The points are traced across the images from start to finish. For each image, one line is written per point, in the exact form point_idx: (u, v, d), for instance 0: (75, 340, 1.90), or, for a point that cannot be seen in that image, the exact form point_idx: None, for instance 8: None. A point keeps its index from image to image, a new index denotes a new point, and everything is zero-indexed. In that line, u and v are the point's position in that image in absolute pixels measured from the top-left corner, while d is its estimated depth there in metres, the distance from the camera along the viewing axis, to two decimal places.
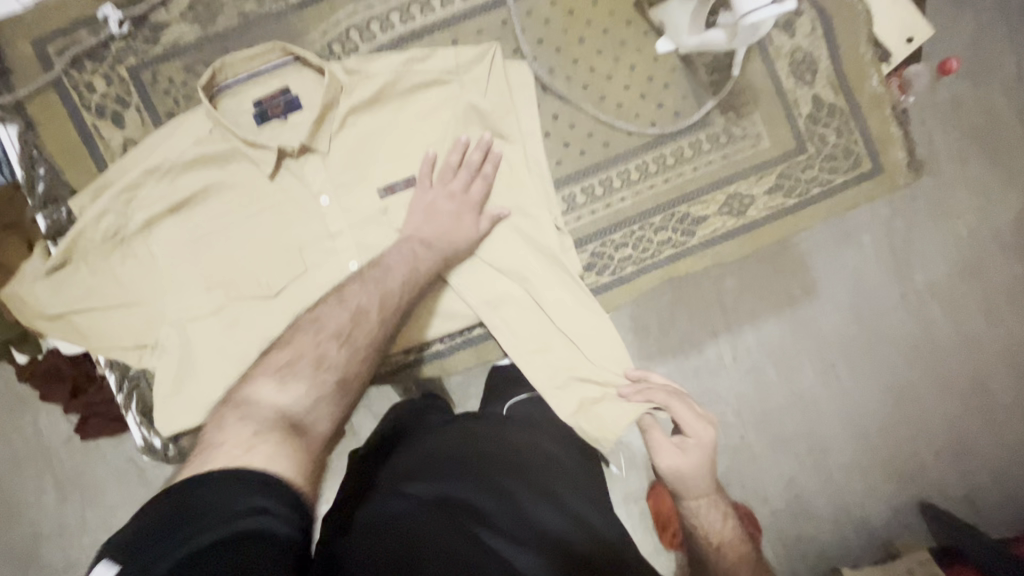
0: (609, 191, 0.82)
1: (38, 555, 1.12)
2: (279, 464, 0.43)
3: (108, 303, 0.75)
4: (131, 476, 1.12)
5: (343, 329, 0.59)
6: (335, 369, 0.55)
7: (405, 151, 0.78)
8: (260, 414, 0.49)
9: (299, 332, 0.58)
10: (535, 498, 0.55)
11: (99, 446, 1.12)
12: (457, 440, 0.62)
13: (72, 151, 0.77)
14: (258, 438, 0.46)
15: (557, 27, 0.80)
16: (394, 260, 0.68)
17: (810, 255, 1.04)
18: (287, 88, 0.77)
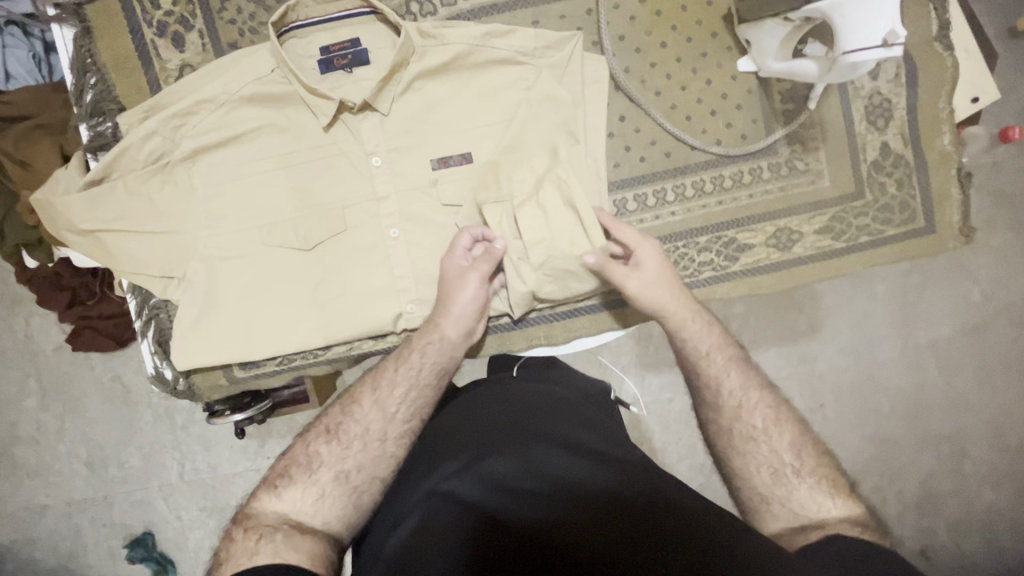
0: (660, 202, 0.81)
1: (12, 454, 1.12)
2: (286, 557, 0.50)
3: (141, 228, 0.73)
4: (119, 393, 1.12)
5: (335, 424, 0.61)
6: (334, 463, 0.58)
7: (466, 126, 0.76)
8: (266, 522, 0.53)
9: (310, 433, 0.61)
10: (542, 450, 0.54)
11: (91, 358, 1.11)
12: (461, 416, 0.63)
13: (125, 64, 0.74)
14: (264, 538, 0.51)
15: (642, 26, 0.78)
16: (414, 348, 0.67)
17: (826, 296, 1.04)
18: (358, 40, 0.74)
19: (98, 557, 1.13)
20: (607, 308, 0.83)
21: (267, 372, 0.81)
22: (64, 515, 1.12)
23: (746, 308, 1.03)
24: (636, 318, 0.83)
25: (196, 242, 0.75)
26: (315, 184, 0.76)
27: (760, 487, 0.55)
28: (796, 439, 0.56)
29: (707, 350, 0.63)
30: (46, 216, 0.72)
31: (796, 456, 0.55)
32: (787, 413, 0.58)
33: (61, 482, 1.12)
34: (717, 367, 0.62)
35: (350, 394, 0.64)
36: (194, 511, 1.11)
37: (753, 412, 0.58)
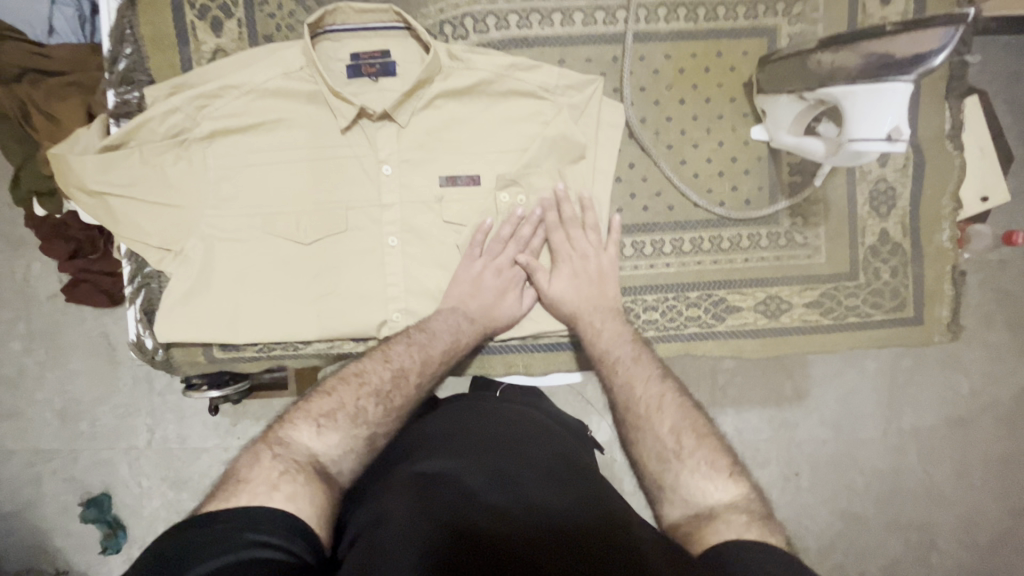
0: (656, 252, 0.82)
1: None
2: (301, 505, 0.48)
3: (147, 197, 0.75)
4: (102, 350, 1.13)
5: (383, 387, 0.63)
6: (374, 428, 0.60)
7: (477, 149, 0.78)
8: (293, 456, 0.53)
9: (342, 384, 0.62)
10: (524, 476, 0.54)
11: (83, 311, 1.12)
12: (434, 431, 0.63)
13: (161, 40, 0.76)
14: (284, 480, 0.50)
15: (666, 82, 0.79)
16: (440, 328, 0.72)
17: (814, 366, 1.04)
18: (388, 52, 0.76)
19: (52, 510, 1.12)
20: None
21: (246, 357, 0.82)
22: (27, 463, 1.12)
23: (733, 364, 1.03)
24: None
25: (199, 219, 0.76)
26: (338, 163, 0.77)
27: (648, 468, 0.58)
28: (680, 425, 0.58)
29: (608, 348, 0.70)
30: (59, 172, 0.74)
31: (676, 440, 0.57)
32: (674, 401, 0.61)
33: (29, 429, 1.12)
34: (624, 366, 0.66)
35: (391, 355, 0.67)
36: (155, 479, 1.11)
37: (640, 403, 0.61)
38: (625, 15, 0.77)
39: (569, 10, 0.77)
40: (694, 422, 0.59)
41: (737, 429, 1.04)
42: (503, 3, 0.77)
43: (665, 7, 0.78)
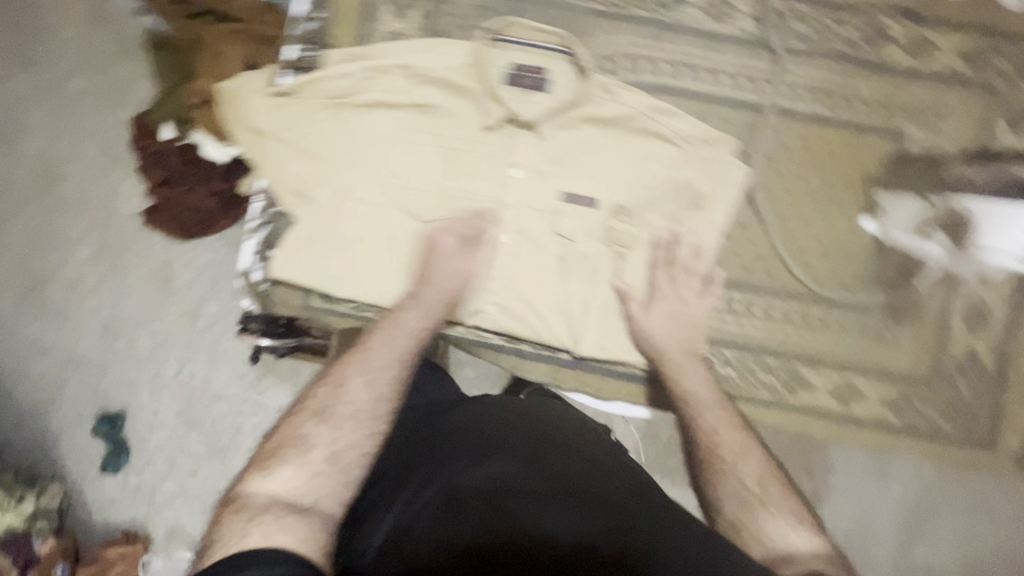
0: (746, 312, 0.84)
1: None
2: (278, 538, 0.52)
3: (297, 147, 0.81)
4: (158, 269, 1.04)
5: (325, 407, 0.63)
6: (332, 442, 0.61)
7: (603, 175, 0.83)
8: (252, 505, 0.56)
9: (287, 423, 0.63)
10: (548, 466, 0.57)
11: None
12: (469, 415, 0.68)
13: (350, 13, 0.83)
14: (253, 520, 0.54)
15: (793, 156, 0.83)
16: (408, 322, 0.74)
17: None
18: (548, 70, 0.82)
19: (68, 415, 1.03)
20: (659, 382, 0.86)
21: (339, 312, 0.85)
22: (55, 366, 1.03)
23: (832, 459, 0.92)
24: None
25: (334, 177, 0.81)
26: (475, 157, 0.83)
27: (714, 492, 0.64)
28: (752, 465, 0.64)
29: (693, 390, 0.73)
30: (228, 106, 0.82)
31: (744, 473, 0.64)
32: (742, 438, 0.67)
33: (67, 333, 1.04)
34: (703, 408, 0.71)
35: (337, 370, 0.67)
36: (172, 415, 1.02)
37: (720, 444, 0.67)
38: (770, 90, 0.82)
39: (717, 71, 0.83)
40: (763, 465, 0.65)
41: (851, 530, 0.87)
42: (658, 51, 0.83)
43: (808, 89, 0.82)
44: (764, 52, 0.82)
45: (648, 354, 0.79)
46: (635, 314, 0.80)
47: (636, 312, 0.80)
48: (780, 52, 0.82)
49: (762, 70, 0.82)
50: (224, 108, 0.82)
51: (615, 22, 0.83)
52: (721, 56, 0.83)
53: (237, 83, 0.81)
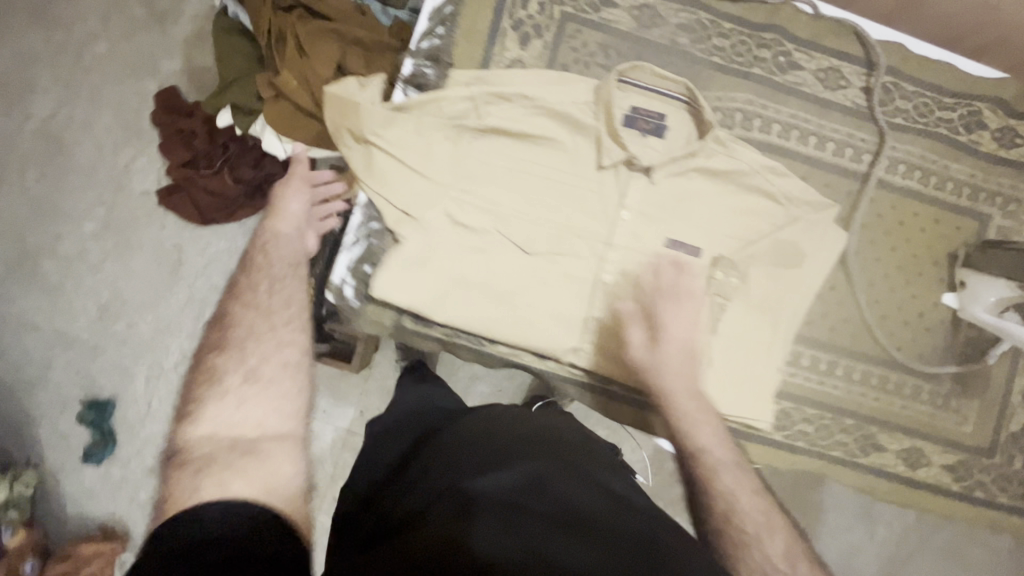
0: (829, 371, 0.87)
1: (37, 261, 1.24)
2: (236, 485, 0.53)
3: (407, 162, 0.78)
4: (170, 260, 1.24)
5: (225, 340, 0.67)
6: (256, 403, 0.61)
7: (709, 225, 0.83)
8: (197, 453, 0.57)
9: (208, 362, 0.65)
10: (563, 489, 0.50)
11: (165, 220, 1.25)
12: (489, 419, 0.62)
13: (474, 35, 0.82)
14: (204, 470, 0.55)
15: (885, 227, 0.86)
16: (277, 254, 0.78)
17: (896, 523, 1.07)
18: (665, 117, 0.82)
19: (52, 397, 1.21)
20: (747, 433, 0.87)
21: (433, 336, 0.84)
22: (46, 343, 1.22)
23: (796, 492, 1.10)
24: (760, 457, 0.87)
25: (440, 195, 0.80)
26: (585, 194, 0.83)
27: (734, 547, 0.63)
28: (766, 519, 0.65)
29: (706, 447, 0.70)
30: (333, 111, 0.79)
31: (759, 524, 0.65)
32: (749, 484, 0.68)
33: (66, 314, 1.23)
34: (722, 466, 0.68)
35: (236, 313, 0.70)
36: (167, 403, 1.22)
37: (737, 504, 0.66)
38: (871, 161, 0.86)
39: (823, 138, 0.85)
40: (758, 495, 0.67)
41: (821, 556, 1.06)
42: (772, 112, 0.85)
43: (906, 165, 0.86)
44: (869, 125, 0.86)
45: (653, 392, 0.75)
46: (639, 344, 0.77)
47: (624, 309, 0.80)
48: (885, 126, 0.85)
49: (865, 142, 0.86)
50: (329, 112, 0.79)
51: (733, 77, 0.84)
52: (828, 124, 0.86)
53: (343, 90, 0.79)
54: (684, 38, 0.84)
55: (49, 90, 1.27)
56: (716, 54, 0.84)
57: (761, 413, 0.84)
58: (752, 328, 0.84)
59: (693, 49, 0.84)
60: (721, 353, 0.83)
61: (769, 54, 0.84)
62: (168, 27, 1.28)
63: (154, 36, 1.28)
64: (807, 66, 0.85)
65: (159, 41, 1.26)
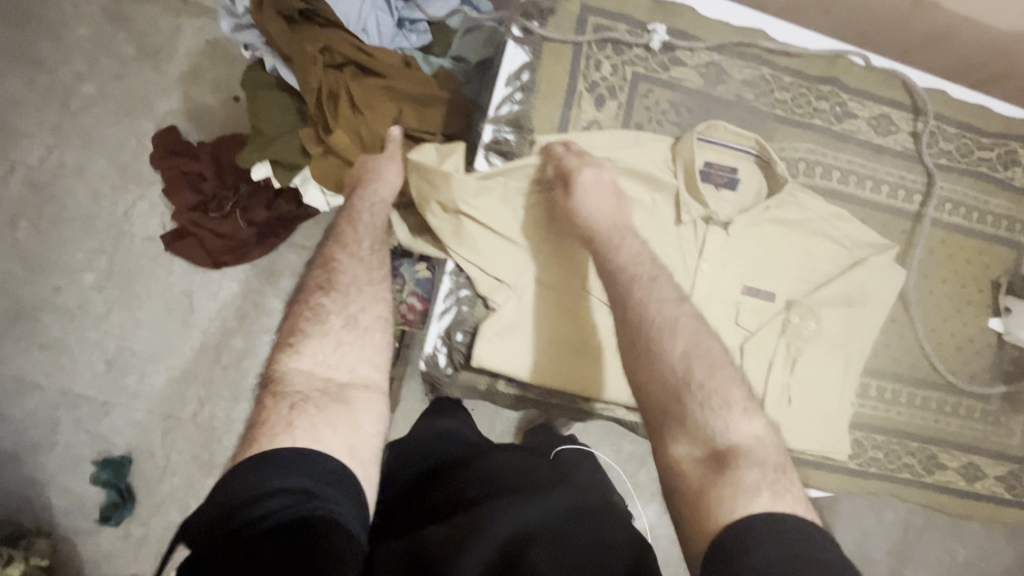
0: (894, 400, 0.93)
1: (36, 318, 1.23)
2: (324, 435, 0.56)
3: (495, 228, 0.79)
4: (181, 309, 1.26)
5: (326, 283, 0.72)
6: (354, 344, 0.67)
7: (781, 271, 0.88)
8: (295, 389, 0.61)
9: (312, 303, 0.70)
10: (575, 539, 0.57)
11: (172, 265, 1.27)
12: (508, 465, 0.67)
13: (554, 98, 0.83)
14: (299, 407, 0.58)
15: (936, 261, 0.93)
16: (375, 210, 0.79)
17: None
18: (736, 170, 0.87)
19: (62, 459, 1.20)
20: (824, 464, 0.91)
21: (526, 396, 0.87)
22: (51, 403, 1.21)
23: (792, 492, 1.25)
24: (835, 484, 0.92)
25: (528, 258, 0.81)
26: (667, 248, 0.85)
27: (677, 420, 0.60)
28: (739, 398, 0.61)
29: (624, 263, 0.70)
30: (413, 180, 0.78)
31: (710, 388, 0.60)
32: (709, 352, 0.63)
33: (72, 370, 1.22)
34: (642, 283, 0.68)
35: (339, 261, 0.74)
36: (186, 456, 1.23)
37: (672, 357, 0.62)
38: (921, 201, 0.92)
39: (878, 181, 0.91)
40: (706, 359, 0.62)
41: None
42: (832, 159, 0.89)
43: (952, 203, 0.93)
44: (918, 168, 0.91)
45: (585, 231, 0.75)
46: (561, 196, 0.76)
47: (585, 181, 0.75)
48: (933, 168, 0.91)
49: (915, 183, 0.92)
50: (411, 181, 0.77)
51: (795, 129, 0.89)
52: (882, 168, 0.91)
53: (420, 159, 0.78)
54: (749, 93, 0.87)
55: (37, 135, 1.25)
56: (778, 107, 0.88)
57: (841, 445, 0.88)
58: (826, 365, 0.89)
59: (756, 102, 0.87)
60: (802, 392, 0.88)
61: (827, 105, 0.89)
62: (164, 66, 1.28)
63: (151, 78, 1.28)
64: (861, 114, 0.90)
65: (163, 89, 1.28)
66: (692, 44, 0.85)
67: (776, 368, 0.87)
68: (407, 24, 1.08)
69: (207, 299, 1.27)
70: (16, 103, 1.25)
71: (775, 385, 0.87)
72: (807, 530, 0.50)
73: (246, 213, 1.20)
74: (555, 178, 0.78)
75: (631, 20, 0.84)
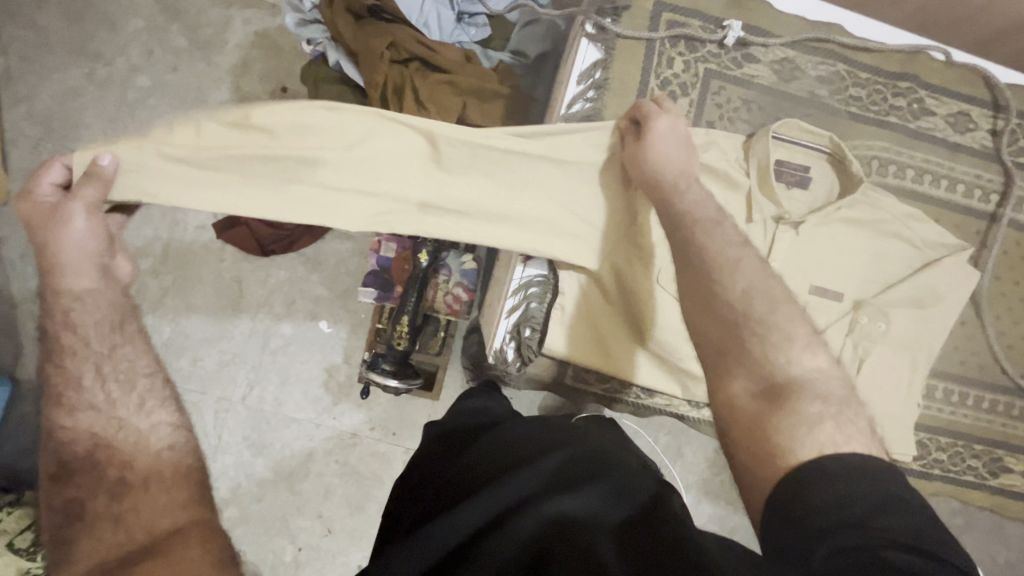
0: (961, 402, 0.92)
1: None
2: None
3: (506, 214, 0.74)
4: (232, 294, 1.33)
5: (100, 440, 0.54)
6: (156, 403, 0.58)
7: (849, 269, 0.87)
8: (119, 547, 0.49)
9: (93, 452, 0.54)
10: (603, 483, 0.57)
11: (224, 252, 1.33)
12: (527, 425, 0.67)
13: (626, 96, 0.83)
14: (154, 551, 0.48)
15: (1011, 263, 0.91)
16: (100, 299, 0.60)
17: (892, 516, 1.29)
18: (808, 169, 0.86)
19: None
20: None
21: (589, 391, 0.90)
22: None
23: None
24: None
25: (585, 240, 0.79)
26: None
27: (727, 355, 0.56)
28: (799, 337, 0.56)
29: (692, 207, 0.67)
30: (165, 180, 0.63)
31: (774, 325, 0.57)
32: (771, 294, 0.59)
33: None
34: (707, 226, 0.65)
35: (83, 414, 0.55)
36: (237, 437, 1.31)
37: (732, 295, 0.59)
38: (997, 199, 0.90)
39: (954, 179, 0.89)
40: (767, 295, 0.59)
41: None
42: (906, 157, 0.88)
43: None
44: (996, 166, 0.89)
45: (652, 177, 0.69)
46: (633, 145, 0.72)
47: (659, 129, 0.69)
48: (1012, 166, 0.89)
49: (991, 182, 0.90)
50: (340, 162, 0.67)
51: (868, 126, 0.87)
52: (959, 166, 0.89)
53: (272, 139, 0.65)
54: (823, 91, 0.86)
55: (96, 125, 1.29)
56: (853, 104, 0.87)
57: (903, 439, 0.88)
58: (893, 362, 0.88)
59: (830, 100, 0.86)
60: (868, 389, 0.87)
61: (904, 102, 0.87)
62: (217, 57, 1.31)
63: (203, 69, 1.31)
64: (938, 111, 0.88)
65: (218, 80, 1.31)
66: (768, 40, 0.84)
67: (842, 364, 0.87)
68: (467, 18, 1.08)
69: (257, 285, 1.34)
70: (75, 93, 1.29)
71: None
72: (904, 495, 0.44)
73: None
74: (638, 117, 0.72)
75: (705, 18, 0.84)
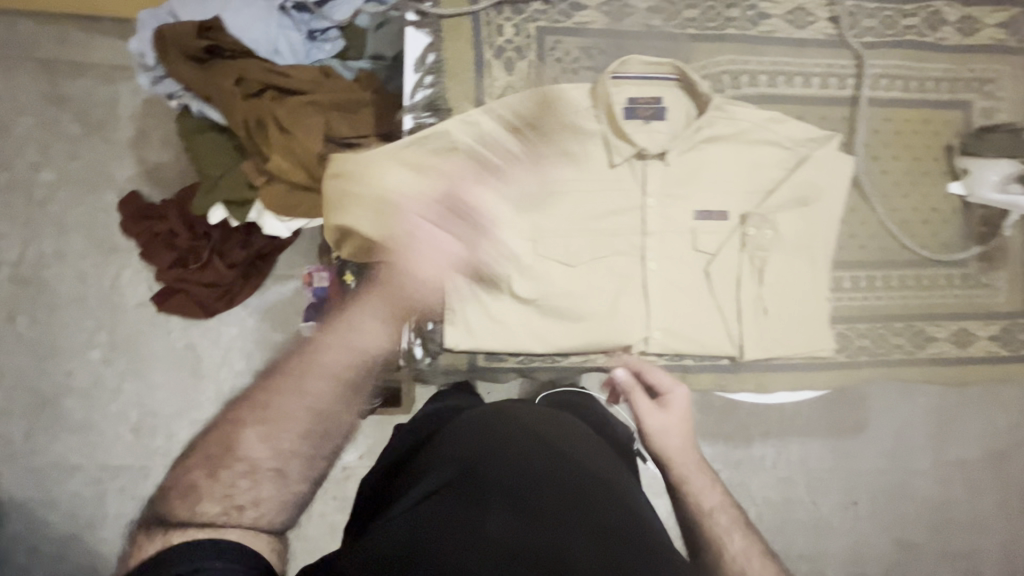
0: (870, 286, 0.93)
1: (58, 403, 1.23)
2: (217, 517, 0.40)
3: (375, 211, 0.77)
4: (188, 362, 1.26)
5: None
6: None
7: (727, 185, 0.88)
8: None
9: None
10: (563, 474, 0.62)
11: (170, 323, 1.26)
12: (475, 425, 0.70)
13: (461, 72, 0.83)
14: None
15: (884, 140, 0.92)
16: None
17: (871, 404, 1.31)
18: (660, 99, 0.87)
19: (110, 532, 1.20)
20: (806, 371, 0.92)
21: (509, 366, 0.90)
22: (91, 480, 1.21)
23: (796, 407, 1.30)
24: (830, 380, 0.92)
25: None
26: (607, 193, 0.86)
27: None
28: None
29: (715, 506, 0.72)
30: None
31: None
32: None
33: (104, 445, 1.22)
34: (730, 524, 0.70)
35: None
36: None
37: None
38: (855, 82, 0.90)
39: (807, 75, 0.90)
40: None
41: (804, 451, 1.30)
42: (755, 65, 0.89)
43: (887, 78, 0.91)
44: (847, 50, 0.90)
45: (664, 458, 0.78)
46: (648, 409, 0.81)
47: (675, 403, 0.82)
48: (859, 48, 0.89)
49: (846, 67, 0.90)
50: None
51: (712, 42, 0.88)
52: (808, 60, 0.90)
53: None
54: (657, 20, 0.87)
55: (8, 232, 1.23)
56: (689, 26, 0.87)
57: (818, 334, 0.89)
58: (797, 263, 0.88)
59: (665, 28, 0.87)
60: (779, 297, 0.88)
61: (738, 12, 0.88)
62: (112, 134, 1.26)
63: (103, 150, 1.26)
64: (776, 12, 0.89)
65: (116, 151, 1.26)
66: None
67: (748, 277, 0.87)
68: (318, 34, 1.05)
69: (211, 348, 1.27)
70: None
71: (751, 301, 0.87)
72: None
73: (223, 257, 1.18)
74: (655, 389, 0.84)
75: None
